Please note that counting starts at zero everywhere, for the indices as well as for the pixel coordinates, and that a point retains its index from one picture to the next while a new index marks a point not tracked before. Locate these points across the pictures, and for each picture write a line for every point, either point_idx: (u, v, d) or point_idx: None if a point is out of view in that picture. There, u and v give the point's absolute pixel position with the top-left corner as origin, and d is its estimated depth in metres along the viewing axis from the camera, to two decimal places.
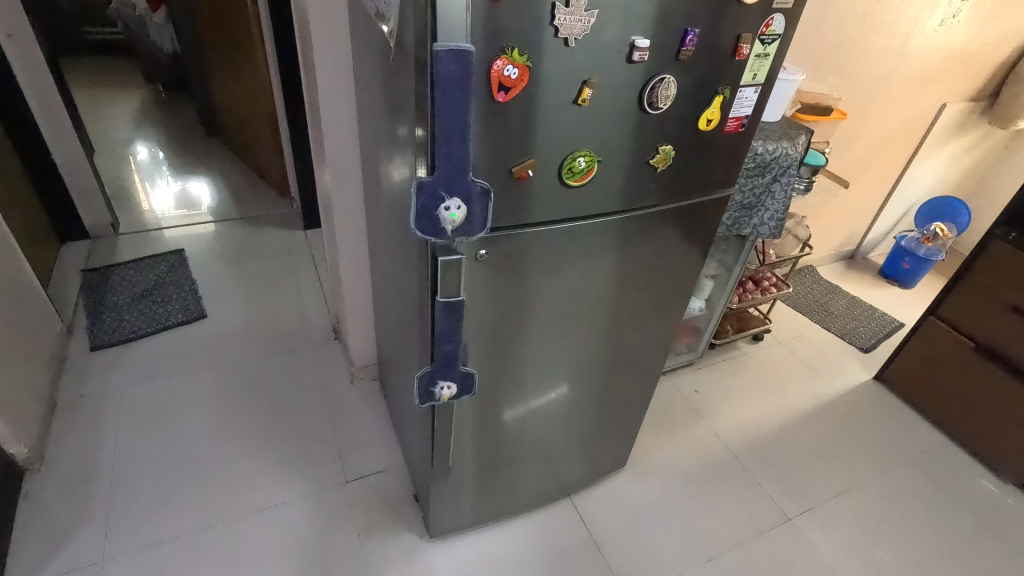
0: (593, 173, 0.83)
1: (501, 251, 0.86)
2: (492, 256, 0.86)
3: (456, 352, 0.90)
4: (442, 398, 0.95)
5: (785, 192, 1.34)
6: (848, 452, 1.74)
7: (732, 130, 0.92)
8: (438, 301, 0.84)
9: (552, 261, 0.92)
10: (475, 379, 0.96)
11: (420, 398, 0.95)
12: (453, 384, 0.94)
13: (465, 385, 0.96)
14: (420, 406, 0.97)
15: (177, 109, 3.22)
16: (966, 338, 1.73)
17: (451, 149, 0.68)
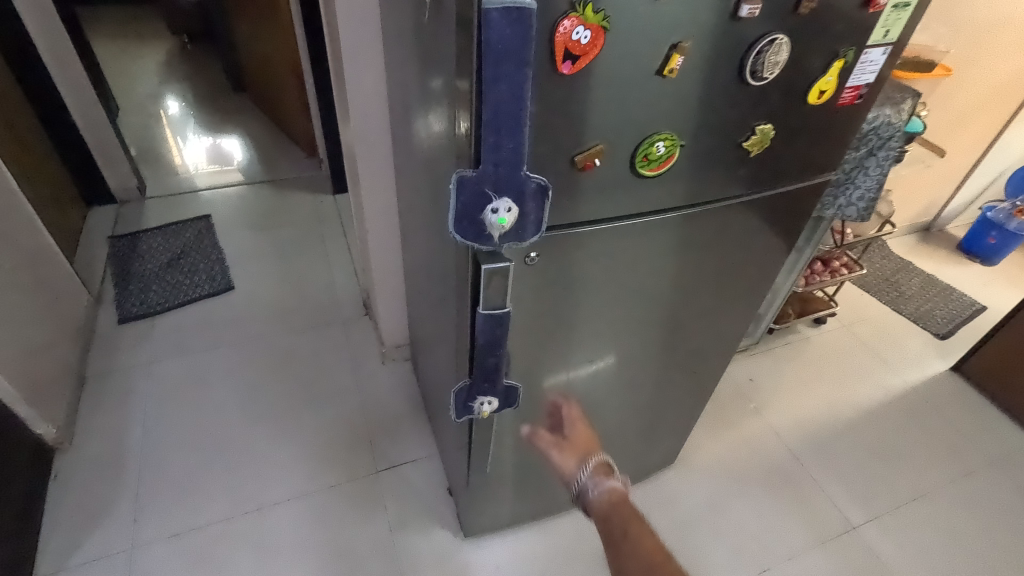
0: (673, 159, 0.67)
1: (553, 251, 0.72)
2: (543, 257, 0.73)
3: (498, 365, 0.78)
4: (481, 414, 0.84)
5: (881, 168, 1.14)
6: (920, 454, 1.58)
7: (846, 103, 0.73)
8: (479, 313, 0.71)
9: (612, 260, 0.78)
10: (519, 392, 0.85)
11: (456, 412, 0.84)
12: (495, 400, 0.83)
13: (507, 399, 0.84)
14: (455, 420, 0.87)
15: (202, 61, 3.08)
16: None
17: (502, 137, 0.54)
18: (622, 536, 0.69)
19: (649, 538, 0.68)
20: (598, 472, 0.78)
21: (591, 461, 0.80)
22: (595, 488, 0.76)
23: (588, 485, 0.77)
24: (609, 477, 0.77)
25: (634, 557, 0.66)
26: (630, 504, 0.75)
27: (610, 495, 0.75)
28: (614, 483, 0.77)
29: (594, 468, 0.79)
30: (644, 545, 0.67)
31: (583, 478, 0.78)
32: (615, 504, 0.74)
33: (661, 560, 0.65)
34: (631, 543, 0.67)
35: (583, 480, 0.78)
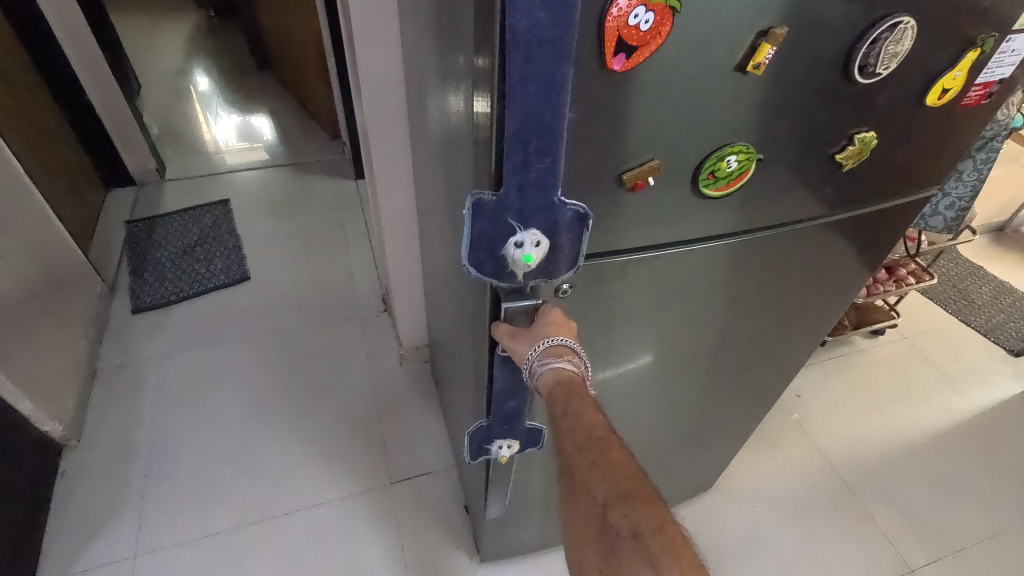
0: (745, 176, 0.55)
1: (590, 281, 0.61)
2: (578, 288, 0.61)
3: (520, 409, 0.72)
4: (499, 457, 0.77)
5: (978, 171, 0.97)
6: (989, 488, 1.42)
7: (971, 104, 0.60)
8: (496, 354, 0.66)
9: (657, 289, 0.66)
10: (543, 433, 0.77)
11: (471, 454, 0.76)
12: (515, 443, 0.75)
13: (530, 440, 0.77)
14: (470, 460, 0.79)
15: (227, 37, 3.00)
16: None
17: (530, 155, 0.42)
18: (564, 416, 0.53)
19: (593, 413, 0.53)
20: (550, 349, 0.57)
21: (543, 333, 0.58)
22: (545, 370, 0.56)
23: (535, 363, 0.56)
24: (563, 357, 0.56)
25: (573, 436, 0.52)
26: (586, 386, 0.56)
27: (562, 382, 0.55)
28: (568, 363, 0.56)
29: (545, 345, 0.56)
30: (586, 421, 0.52)
31: (530, 356, 0.57)
32: (566, 387, 0.55)
33: (603, 436, 0.52)
34: (573, 422, 0.52)
35: (530, 355, 0.57)
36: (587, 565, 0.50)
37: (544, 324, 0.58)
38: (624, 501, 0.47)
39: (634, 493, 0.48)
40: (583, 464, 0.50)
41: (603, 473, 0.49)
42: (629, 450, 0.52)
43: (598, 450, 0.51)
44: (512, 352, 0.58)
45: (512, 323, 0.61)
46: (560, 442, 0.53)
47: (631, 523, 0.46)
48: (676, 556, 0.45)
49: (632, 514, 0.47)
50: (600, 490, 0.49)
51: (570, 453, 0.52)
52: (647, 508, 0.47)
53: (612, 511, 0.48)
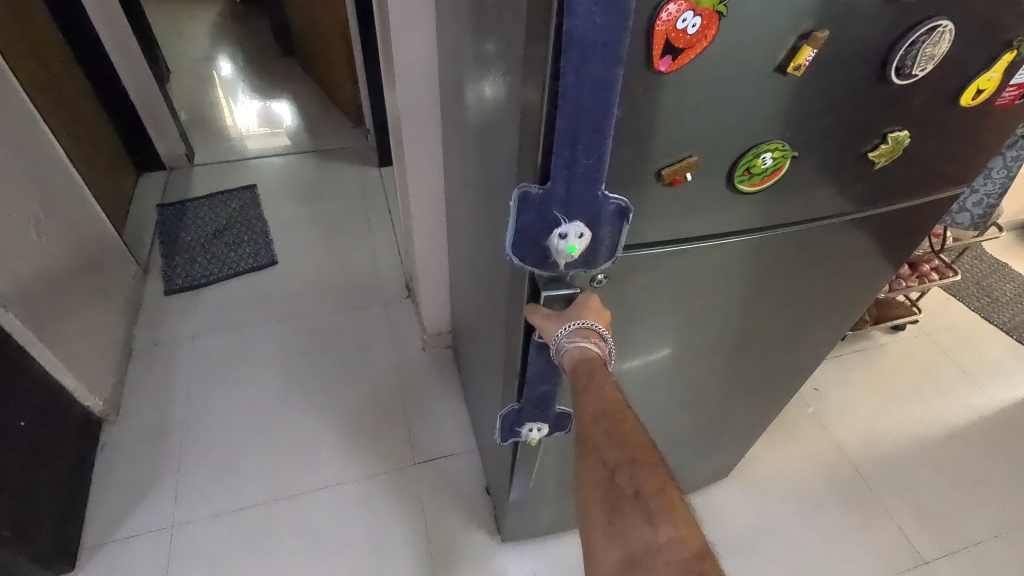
0: (779, 173, 0.57)
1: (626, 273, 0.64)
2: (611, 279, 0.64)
3: (551, 393, 0.76)
4: (529, 439, 0.81)
5: (1008, 169, 0.97)
6: (1005, 483, 1.43)
7: (1005, 104, 0.61)
8: (532, 340, 0.70)
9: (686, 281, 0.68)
10: (570, 418, 0.81)
11: (502, 436, 0.81)
12: (544, 425, 0.80)
13: (558, 424, 0.81)
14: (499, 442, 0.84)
15: (253, 23, 3.03)
16: None
17: (579, 151, 0.44)
18: (584, 389, 0.57)
19: (611, 388, 0.56)
20: (578, 330, 0.60)
21: (576, 316, 0.61)
22: (571, 348, 0.59)
23: (563, 341, 0.60)
24: (589, 338, 0.59)
25: (590, 406, 0.55)
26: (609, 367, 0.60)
27: (586, 360, 0.58)
28: (594, 345, 0.59)
29: (574, 326, 0.60)
30: (603, 394, 0.55)
31: (559, 333, 0.60)
32: (588, 365, 0.58)
33: (619, 410, 0.54)
34: (591, 395, 0.56)
35: (559, 334, 0.60)
36: (593, 525, 0.52)
37: (578, 308, 0.61)
38: (630, 464, 0.50)
39: (640, 458, 0.51)
40: (596, 432, 0.53)
41: (614, 439, 0.52)
42: (641, 423, 0.54)
43: (611, 420, 0.53)
44: (543, 329, 0.62)
45: (547, 304, 0.64)
46: (578, 412, 0.56)
47: (634, 483, 0.49)
48: (673, 515, 0.47)
49: (636, 476, 0.50)
50: (609, 454, 0.52)
51: (585, 421, 0.55)
52: (651, 472, 0.50)
53: (619, 473, 0.50)
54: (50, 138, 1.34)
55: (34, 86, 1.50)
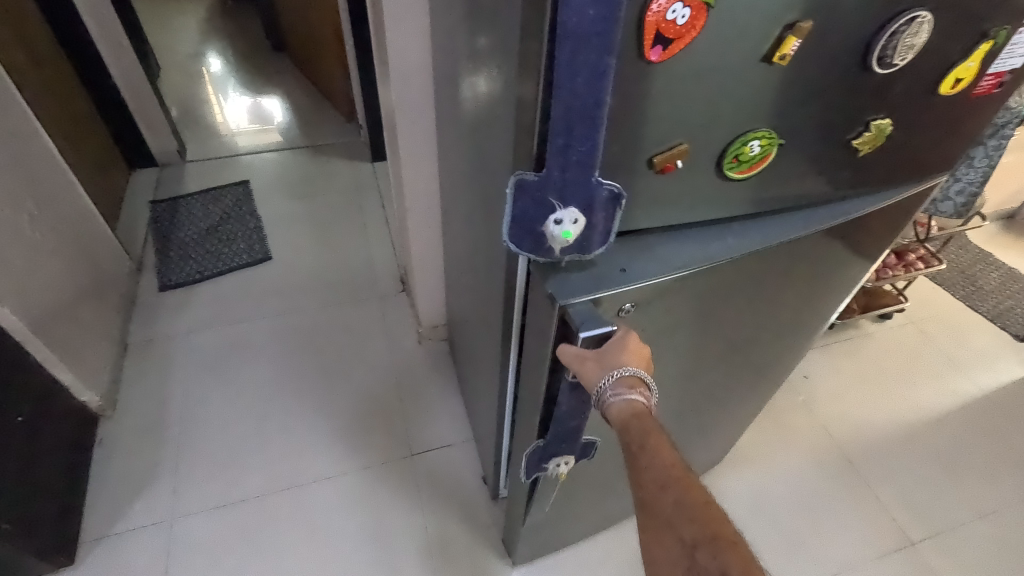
0: (766, 160, 0.58)
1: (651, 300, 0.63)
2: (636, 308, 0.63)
3: (580, 430, 0.77)
4: (556, 472, 0.83)
5: (990, 158, 1.00)
6: (990, 465, 1.46)
7: (983, 92, 0.63)
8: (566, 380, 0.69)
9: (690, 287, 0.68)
10: (594, 445, 0.84)
11: (529, 470, 0.82)
12: (571, 457, 0.81)
13: (583, 452, 0.84)
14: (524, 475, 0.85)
15: (243, 19, 3.02)
16: None
17: (573, 139, 0.45)
18: (642, 452, 0.53)
19: (669, 450, 0.53)
20: (623, 380, 0.57)
21: (618, 362, 0.58)
22: (617, 401, 0.56)
23: (608, 393, 0.57)
24: (636, 388, 0.57)
25: (652, 474, 0.52)
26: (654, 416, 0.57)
27: (635, 414, 0.56)
28: (639, 395, 0.57)
29: (619, 375, 0.57)
30: (664, 458, 0.52)
31: (604, 384, 0.57)
32: (638, 421, 0.55)
33: (683, 475, 0.51)
34: (650, 460, 0.52)
35: (603, 384, 0.57)
36: None
37: (619, 353, 0.59)
38: (709, 541, 0.46)
39: (719, 533, 0.47)
40: (665, 503, 0.50)
41: (686, 511, 0.49)
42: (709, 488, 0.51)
43: (680, 490, 0.50)
44: (584, 376, 0.59)
45: (584, 348, 0.60)
46: (639, 479, 0.53)
47: (719, 563, 0.45)
48: None
49: (719, 555, 0.46)
50: (684, 527, 0.48)
51: (650, 490, 0.51)
52: (734, 548, 0.46)
53: (699, 550, 0.46)
54: (43, 135, 1.33)
55: (24, 82, 1.50)
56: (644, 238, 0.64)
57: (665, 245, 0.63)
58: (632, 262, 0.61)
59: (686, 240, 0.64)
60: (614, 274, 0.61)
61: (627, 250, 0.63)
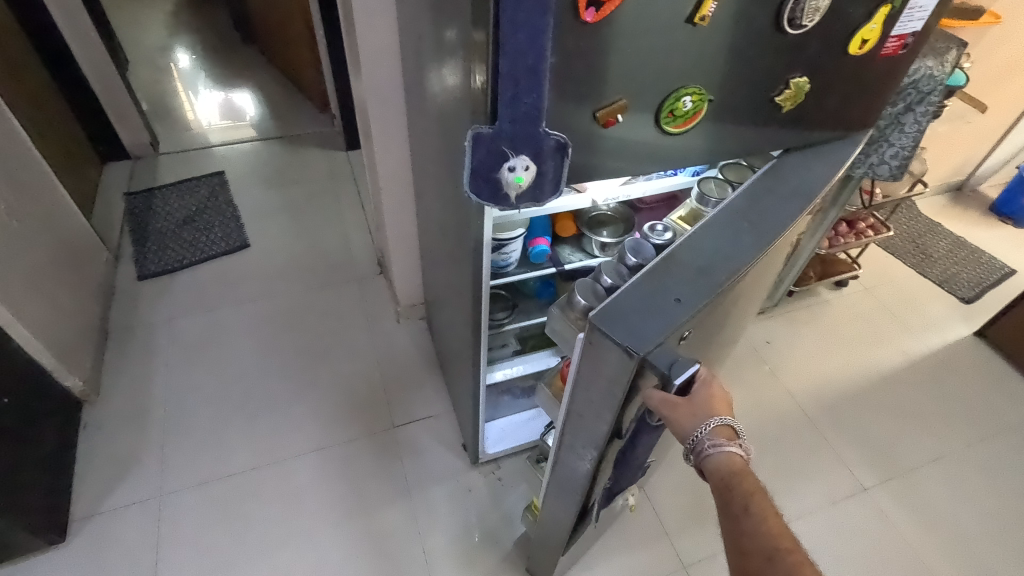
0: (699, 116, 0.65)
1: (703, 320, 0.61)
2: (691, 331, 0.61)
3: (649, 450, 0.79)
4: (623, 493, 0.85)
5: (920, 124, 1.08)
6: (936, 417, 1.57)
7: (890, 53, 0.70)
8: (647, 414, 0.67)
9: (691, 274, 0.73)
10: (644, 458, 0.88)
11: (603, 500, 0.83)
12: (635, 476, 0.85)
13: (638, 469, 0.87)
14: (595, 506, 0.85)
15: (210, 12, 3.00)
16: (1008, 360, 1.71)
17: (520, 91, 0.51)
18: (746, 515, 0.55)
19: (775, 519, 0.55)
20: (720, 432, 0.60)
21: (709, 411, 0.60)
22: (715, 453, 0.59)
23: (705, 443, 0.59)
24: (732, 440, 0.59)
25: (758, 541, 0.54)
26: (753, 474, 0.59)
27: (733, 467, 0.58)
28: (736, 448, 0.59)
29: (717, 428, 0.59)
30: (773, 528, 0.54)
31: (700, 434, 0.59)
32: (741, 480, 0.58)
33: (791, 548, 0.52)
34: (756, 527, 0.55)
35: (699, 435, 0.59)
36: None
37: (707, 401, 0.61)
38: None
39: None
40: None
41: None
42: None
43: (790, 565, 0.51)
44: (676, 426, 0.60)
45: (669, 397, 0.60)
46: (745, 544, 0.55)
47: None
48: None
49: None
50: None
51: (758, 561, 0.53)
52: None
53: None
54: (14, 124, 1.34)
55: None
56: (673, 257, 0.63)
57: (698, 258, 0.63)
58: (681, 289, 0.60)
59: (716, 247, 0.64)
60: (670, 306, 0.58)
61: (667, 277, 0.61)
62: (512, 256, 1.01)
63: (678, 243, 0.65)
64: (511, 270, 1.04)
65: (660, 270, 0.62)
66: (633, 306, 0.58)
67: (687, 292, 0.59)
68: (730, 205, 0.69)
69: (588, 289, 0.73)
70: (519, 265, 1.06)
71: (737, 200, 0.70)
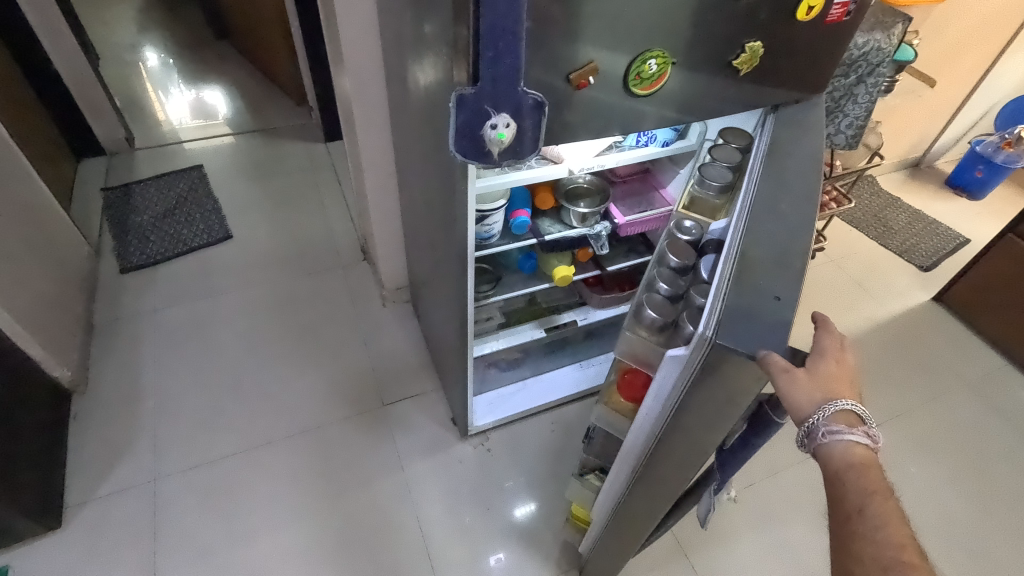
0: (664, 78, 0.70)
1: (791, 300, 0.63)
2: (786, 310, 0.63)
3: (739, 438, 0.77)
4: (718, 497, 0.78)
5: (871, 94, 1.15)
6: (898, 377, 1.67)
7: (834, 20, 0.77)
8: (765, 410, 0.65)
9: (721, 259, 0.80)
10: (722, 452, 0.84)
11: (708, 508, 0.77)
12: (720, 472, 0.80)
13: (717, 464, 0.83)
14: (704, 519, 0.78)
15: (179, 8, 2.98)
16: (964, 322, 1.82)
17: (499, 53, 0.55)
18: (861, 517, 0.53)
19: (900, 526, 0.52)
20: (842, 420, 0.55)
21: (828, 397, 0.55)
22: (831, 441, 0.54)
23: (820, 429, 0.55)
24: (856, 430, 0.54)
25: (871, 544, 0.52)
26: (880, 469, 0.55)
27: (853, 456, 0.54)
28: (859, 436, 0.54)
29: (836, 415, 0.55)
30: (892, 534, 0.51)
31: (817, 418, 0.55)
32: (865, 476, 0.54)
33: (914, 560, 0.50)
34: (875, 532, 0.52)
35: (814, 420, 0.55)
36: None
37: (827, 385, 0.56)
38: None
39: None
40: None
41: None
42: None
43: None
44: (793, 406, 0.55)
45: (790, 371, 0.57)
46: (853, 543, 0.53)
47: None
48: None
49: None
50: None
51: (867, 566, 0.51)
52: None
53: None
54: None
55: None
56: (746, 256, 0.65)
57: (768, 253, 0.65)
58: (775, 286, 0.62)
59: (776, 238, 0.67)
60: (774, 305, 0.61)
61: (757, 278, 0.63)
62: (494, 228, 1.06)
63: (739, 246, 0.67)
64: (494, 241, 1.08)
65: (745, 271, 0.63)
66: (744, 315, 0.59)
67: (786, 289, 0.61)
68: (755, 198, 0.73)
69: (653, 301, 0.80)
70: (502, 237, 1.11)
71: (759, 190, 0.73)
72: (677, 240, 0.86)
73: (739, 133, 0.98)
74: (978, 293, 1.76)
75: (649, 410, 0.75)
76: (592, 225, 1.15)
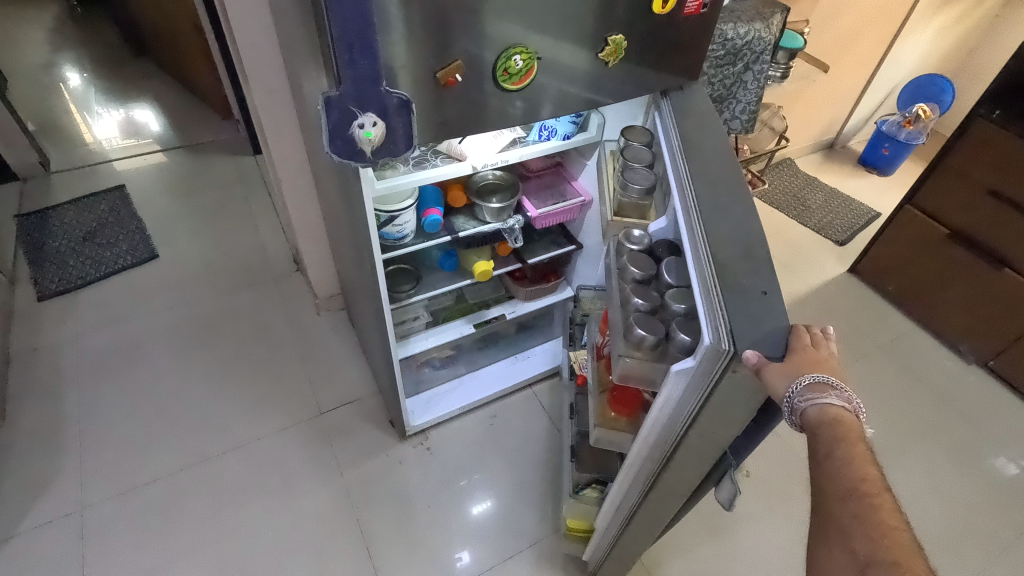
0: (532, 73, 0.74)
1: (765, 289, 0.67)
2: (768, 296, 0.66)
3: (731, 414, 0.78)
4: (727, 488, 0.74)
5: (758, 81, 1.23)
6: None
7: (693, 12, 0.81)
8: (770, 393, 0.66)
9: (680, 260, 0.86)
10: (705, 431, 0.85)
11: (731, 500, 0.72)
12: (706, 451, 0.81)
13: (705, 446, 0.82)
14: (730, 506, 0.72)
15: (95, 26, 2.88)
16: (880, 290, 1.93)
17: (354, 55, 0.59)
18: (828, 460, 0.55)
19: (868, 465, 0.53)
20: (814, 386, 0.57)
21: (800, 369, 0.57)
22: (808, 406, 0.56)
23: (798, 400, 0.56)
24: (828, 393, 0.57)
25: (838, 482, 0.53)
26: (855, 425, 0.57)
27: (828, 416, 0.56)
28: (831, 398, 0.57)
29: (808, 382, 0.56)
30: (855, 470, 0.53)
31: (792, 393, 0.56)
32: (839, 430, 0.56)
33: (875, 493, 0.51)
34: (841, 469, 0.53)
35: (791, 393, 0.56)
36: None
37: (799, 360, 0.58)
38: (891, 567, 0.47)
39: (903, 562, 0.47)
40: (845, 514, 0.51)
41: (871, 530, 0.49)
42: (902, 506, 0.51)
43: (865, 504, 0.51)
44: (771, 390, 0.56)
45: (770, 360, 0.59)
46: (819, 479, 0.55)
47: None
48: None
49: None
50: (857, 542, 0.50)
51: (831, 498, 0.53)
52: None
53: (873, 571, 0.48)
54: None
55: None
56: (719, 257, 0.67)
57: (735, 249, 0.68)
58: (759, 282, 0.65)
59: (732, 234, 0.70)
60: (763, 300, 0.64)
61: (735, 275, 0.65)
62: (406, 227, 1.07)
63: (710, 250, 0.68)
64: (407, 239, 1.10)
65: (724, 274, 0.66)
66: (743, 321, 0.61)
67: (770, 283, 0.65)
68: (695, 198, 0.75)
69: (636, 318, 0.82)
70: (415, 236, 1.13)
71: (698, 190, 0.76)
72: (630, 250, 0.91)
73: (637, 129, 1.01)
74: (889, 263, 1.87)
75: (656, 420, 0.77)
76: (505, 220, 1.17)
